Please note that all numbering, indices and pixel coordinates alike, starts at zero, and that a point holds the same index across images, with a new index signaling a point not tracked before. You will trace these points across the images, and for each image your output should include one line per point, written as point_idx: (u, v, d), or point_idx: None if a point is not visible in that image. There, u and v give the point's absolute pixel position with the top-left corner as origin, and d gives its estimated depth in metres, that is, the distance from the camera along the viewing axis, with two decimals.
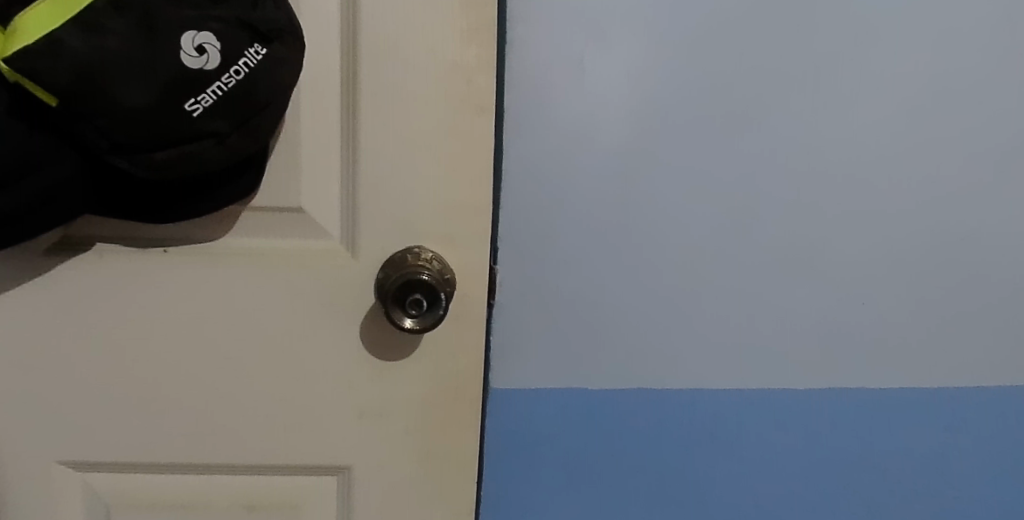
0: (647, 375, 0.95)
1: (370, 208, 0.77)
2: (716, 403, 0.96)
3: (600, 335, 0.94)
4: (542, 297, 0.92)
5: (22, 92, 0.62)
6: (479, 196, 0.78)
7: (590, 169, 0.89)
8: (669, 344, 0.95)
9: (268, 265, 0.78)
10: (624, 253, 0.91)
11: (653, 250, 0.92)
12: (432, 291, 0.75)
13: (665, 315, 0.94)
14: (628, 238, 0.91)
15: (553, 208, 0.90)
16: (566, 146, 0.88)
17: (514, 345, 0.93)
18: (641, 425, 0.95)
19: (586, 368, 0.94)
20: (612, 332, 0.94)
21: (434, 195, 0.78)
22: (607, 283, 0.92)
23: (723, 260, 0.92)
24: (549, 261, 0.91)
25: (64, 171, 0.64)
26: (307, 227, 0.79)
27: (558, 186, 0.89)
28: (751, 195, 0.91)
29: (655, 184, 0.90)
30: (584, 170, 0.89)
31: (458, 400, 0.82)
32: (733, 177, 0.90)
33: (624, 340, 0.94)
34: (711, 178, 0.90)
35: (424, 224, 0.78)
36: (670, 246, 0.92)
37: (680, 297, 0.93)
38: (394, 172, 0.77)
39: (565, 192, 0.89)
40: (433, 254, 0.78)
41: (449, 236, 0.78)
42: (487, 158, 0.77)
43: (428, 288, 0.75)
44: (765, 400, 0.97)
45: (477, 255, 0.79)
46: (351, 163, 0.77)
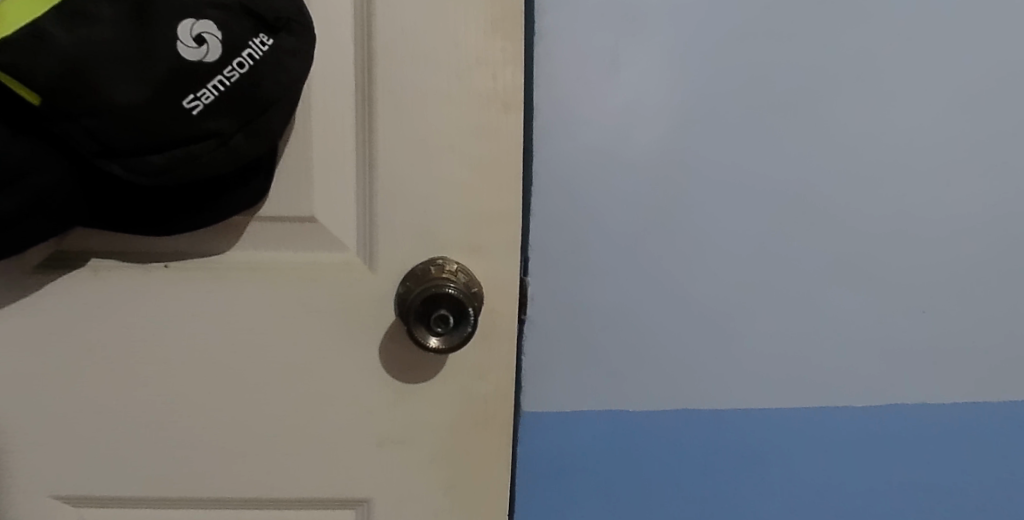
0: (692, 397, 0.87)
1: (389, 216, 0.71)
2: (765, 424, 0.88)
3: (642, 353, 0.86)
4: (578, 312, 0.84)
5: (4, 91, 0.56)
6: (508, 202, 0.71)
7: (628, 171, 0.82)
8: (717, 361, 0.86)
9: (279, 280, 0.72)
10: (664, 263, 0.84)
11: (697, 260, 0.84)
12: (459, 306, 0.68)
13: (710, 330, 0.86)
14: (670, 247, 0.83)
15: (588, 215, 0.82)
16: (601, 147, 0.81)
17: (547, 365, 0.85)
18: (683, 450, 0.88)
19: (626, 389, 0.87)
20: (655, 349, 0.86)
21: (458, 201, 0.71)
22: (649, 296, 0.84)
23: (772, 269, 0.85)
24: (585, 273, 0.83)
25: (51, 179, 0.58)
26: (320, 238, 0.72)
27: (593, 191, 0.82)
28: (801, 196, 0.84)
29: (698, 186, 0.82)
30: (621, 173, 0.82)
31: (488, 426, 0.75)
32: (782, 177, 0.83)
33: (667, 359, 0.86)
34: (757, 179, 0.83)
35: (448, 232, 0.71)
36: (715, 256, 0.84)
37: (727, 309, 0.85)
38: (414, 177, 0.70)
39: (601, 198, 0.82)
40: (458, 265, 0.71)
41: (475, 247, 0.72)
42: (516, 160, 0.71)
43: (455, 303, 0.68)
44: (820, 420, 0.89)
45: (506, 267, 0.72)
46: (367, 168, 0.70)
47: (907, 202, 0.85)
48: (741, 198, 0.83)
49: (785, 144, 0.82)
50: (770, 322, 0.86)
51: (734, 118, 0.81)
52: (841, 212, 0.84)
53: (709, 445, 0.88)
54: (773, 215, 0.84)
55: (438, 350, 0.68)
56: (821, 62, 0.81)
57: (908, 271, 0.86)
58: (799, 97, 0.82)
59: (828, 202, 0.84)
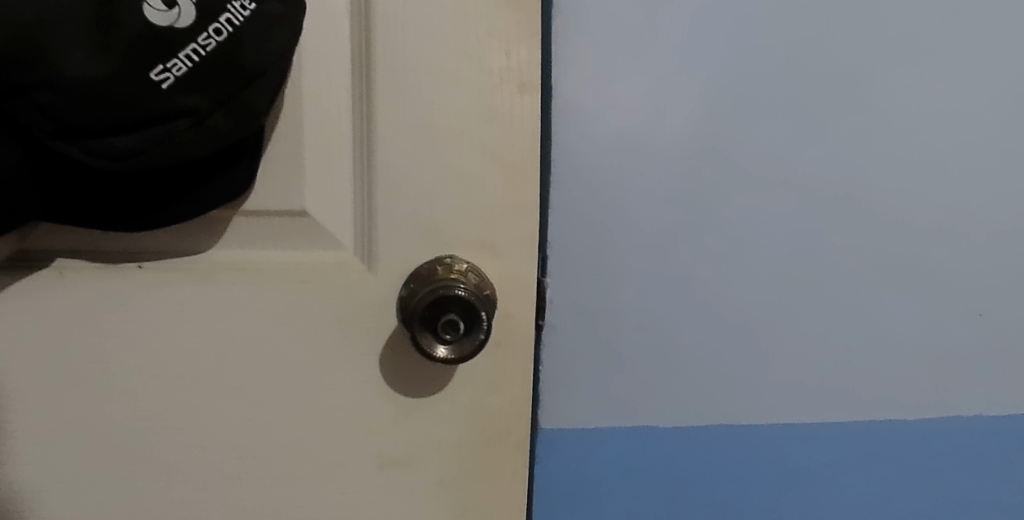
0: (728, 410, 0.79)
1: (390, 209, 0.63)
2: (807, 438, 0.80)
3: (672, 362, 0.78)
4: (602, 317, 0.76)
5: None
6: (525, 194, 0.63)
7: (657, 161, 0.74)
8: (754, 371, 0.78)
9: (268, 282, 0.64)
10: (698, 263, 0.76)
11: (733, 259, 0.76)
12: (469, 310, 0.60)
13: (747, 336, 0.78)
14: (704, 245, 0.75)
15: (613, 209, 0.74)
16: (626, 133, 0.73)
17: (567, 376, 0.77)
18: (717, 470, 0.80)
19: (655, 402, 0.78)
20: (687, 359, 0.78)
21: (469, 193, 0.63)
22: (680, 299, 0.76)
23: (815, 269, 0.77)
24: (609, 273, 0.75)
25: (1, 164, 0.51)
26: (313, 234, 0.64)
27: (619, 183, 0.74)
28: (846, 186, 0.76)
29: (734, 177, 0.74)
30: (649, 163, 0.73)
31: (502, 445, 0.67)
32: (826, 164, 0.75)
33: (699, 370, 0.78)
34: (799, 169, 0.75)
35: (457, 228, 0.63)
36: (753, 255, 0.76)
37: (766, 314, 0.77)
38: (418, 165, 0.62)
39: (627, 190, 0.74)
40: (468, 264, 0.63)
41: (487, 244, 0.64)
42: (533, 147, 0.63)
43: (466, 307, 0.60)
44: (868, 434, 0.81)
45: (522, 267, 0.64)
46: (365, 155, 0.63)
47: (963, 194, 0.77)
48: (780, 191, 0.75)
49: (829, 129, 0.74)
50: (813, 328, 0.78)
51: (772, 100, 0.73)
52: (890, 204, 0.76)
53: (746, 463, 0.80)
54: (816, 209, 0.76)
55: (446, 360, 0.61)
56: (868, 36, 0.73)
57: (964, 269, 0.78)
58: (844, 76, 0.74)
59: (876, 193, 0.76)
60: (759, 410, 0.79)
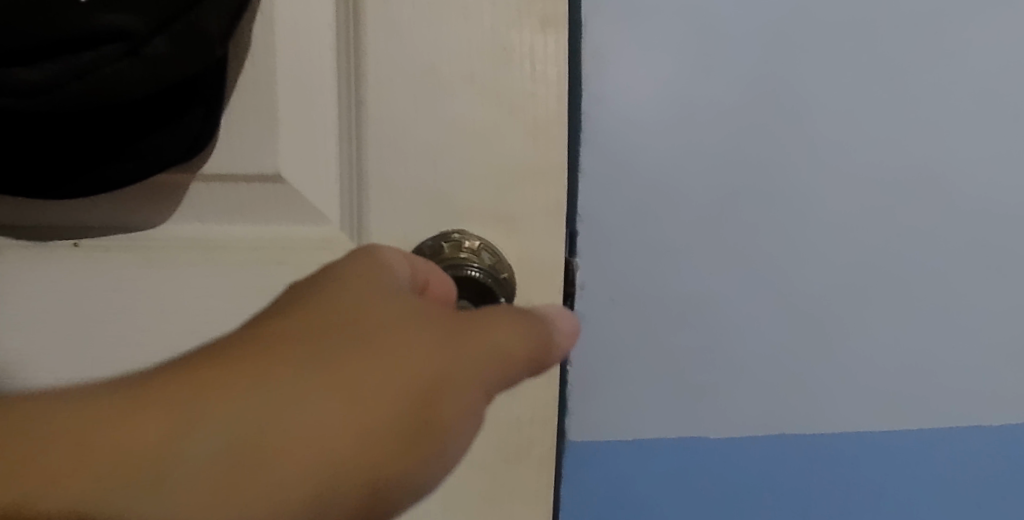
0: (788, 417, 0.66)
1: (383, 173, 0.51)
2: (886, 451, 0.67)
3: (724, 360, 0.65)
4: (641, 308, 0.64)
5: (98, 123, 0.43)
6: (552, 154, 0.51)
7: (706, 119, 0.61)
8: (820, 371, 0.66)
9: (232, 263, 0.52)
10: (755, 242, 0.63)
11: (796, 239, 0.63)
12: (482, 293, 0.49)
13: (811, 331, 0.65)
14: (762, 221, 0.62)
15: (654, 178, 0.62)
16: (670, 87, 0.60)
17: (601, 375, 0.66)
18: (775, 489, 0.67)
19: (702, 407, 0.66)
20: (741, 355, 0.65)
21: (484, 152, 0.51)
22: (734, 285, 0.64)
23: (895, 251, 0.63)
24: (650, 255, 0.63)
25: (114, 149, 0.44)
26: (289, 204, 0.51)
27: (662, 146, 0.61)
28: (934, 152, 0.61)
29: (796, 141, 0.61)
30: (697, 122, 0.61)
31: (524, 461, 0.55)
32: (909, 125, 0.61)
33: (755, 370, 0.65)
34: (875, 129, 0.61)
35: (467, 197, 0.51)
36: (821, 233, 0.63)
37: (834, 305, 0.64)
38: (419, 118, 0.50)
39: (671, 155, 0.61)
40: (481, 242, 0.51)
41: (505, 216, 0.51)
42: (560, 96, 0.50)
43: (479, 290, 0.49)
44: (960, 446, 0.67)
45: (548, 243, 0.52)
46: (354, 105, 0.50)
47: None
48: (855, 158, 0.61)
49: (912, 81, 0.60)
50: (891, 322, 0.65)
51: (841, 46, 0.60)
52: (990, 172, 0.62)
53: (810, 481, 0.67)
54: (898, 179, 0.62)
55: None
56: None
57: None
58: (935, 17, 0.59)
59: (973, 158, 0.61)
60: (824, 418, 0.67)
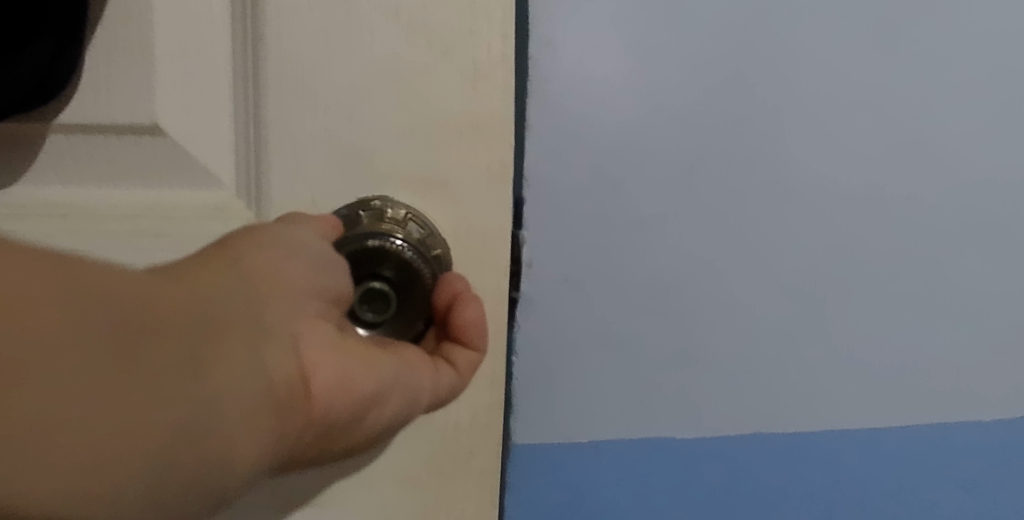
0: (771, 413, 0.58)
1: (285, 123, 0.41)
2: (882, 456, 0.59)
3: (693, 350, 0.57)
4: (598, 288, 0.56)
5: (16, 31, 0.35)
6: (496, 104, 0.42)
7: (675, 70, 0.52)
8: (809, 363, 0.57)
9: (99, 236, 0.41)
10: (733, 215, 0.55)
11: (784, 210, 0.55)
12: (401, 273, 0.39)
13: (801, 312, 0.56)
14: (739, 190, 0.54)
15: (612, 141, 0.53)
16: (626, 33, 0.52)
17: (551, 368, 0.57)
18: (763, 495, 0.59)
19: (668, 403, 0.58)
20: (711, 344, 0.57)
21: (411, 99, 0.41)
22: (707, 265, 0.55)
23: (896, 224, 0.55)
24: (610, 227, 0.55)
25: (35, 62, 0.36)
26: (173, 163, 0.42)
27: (624, 101, 0.53)
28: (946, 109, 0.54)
29: (786, 97, 0.53)
30: (664, 72, 0.52)
31: (462, 477, 0.46)
32: (911, 80, 0.53)
33: (731, 363, 0.57)
34: (878, 84, 0.53)
35: (392, 157, 0.42)
36: (810, 206, 0.55)
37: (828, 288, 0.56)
38: (330, 58, 0.41)
39: (633, 111, 0.53)
40: (409, 211, 0.42)
41: (438, 180, 0.42)
42: (507, 33, 0.41)
43: (396, 270, 0.39)
44: (965, 444, 0.60)
45: (491, 214, 0.43)
46: (249, 41, 0.41)
47: None
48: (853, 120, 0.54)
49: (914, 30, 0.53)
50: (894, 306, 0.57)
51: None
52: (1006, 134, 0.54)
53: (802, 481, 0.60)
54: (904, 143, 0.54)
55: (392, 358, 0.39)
56: None
57: None
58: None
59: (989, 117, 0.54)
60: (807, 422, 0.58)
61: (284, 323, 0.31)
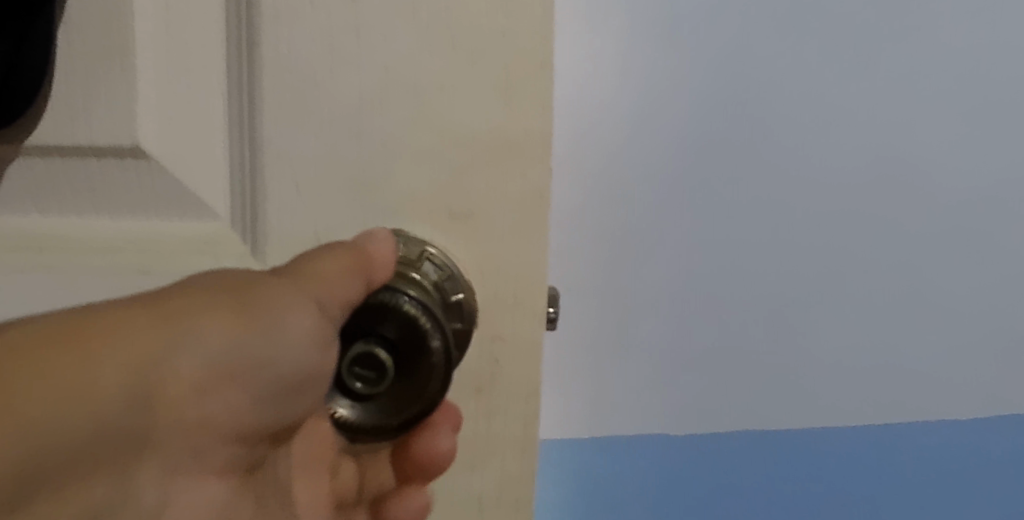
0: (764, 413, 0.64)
1: (282, 143, 0.35)
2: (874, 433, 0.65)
3: (684, 366, 0.62)
4: (609, 307, 0.61)
5: None
6: (531, 120, 0.35)
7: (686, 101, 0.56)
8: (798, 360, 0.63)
9: (75, 269, 0.37)
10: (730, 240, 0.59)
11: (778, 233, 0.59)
12: (410, 362, 0.32)
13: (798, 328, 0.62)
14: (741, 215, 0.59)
15: (608, 163, 0.57)
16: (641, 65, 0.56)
17: (577, 373, 0.63)
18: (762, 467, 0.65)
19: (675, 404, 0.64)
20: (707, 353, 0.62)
21: (429, 117, 0.35)
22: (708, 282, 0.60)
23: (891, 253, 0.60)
24: (623, 249, 0.59)
25: None
26: (157, 188, 0.36)
27: (619, 140, 0.57)
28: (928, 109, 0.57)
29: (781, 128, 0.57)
30: (647, 104, 0.56)
31: None
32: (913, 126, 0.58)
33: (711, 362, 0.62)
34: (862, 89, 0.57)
35: (407, 181, 0.35)
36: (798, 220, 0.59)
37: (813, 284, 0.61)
38: (334, 65, 0.34)
39: (622, 139, 0.57)
40: (428, 247, 0.35)
41: (462, 209, 0.35)
42: (548, 35, 0.34)
43: (404, 355, 0.32)
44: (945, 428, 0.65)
45: (525, 250, 0.35)
46: (244, 47, 0.35)
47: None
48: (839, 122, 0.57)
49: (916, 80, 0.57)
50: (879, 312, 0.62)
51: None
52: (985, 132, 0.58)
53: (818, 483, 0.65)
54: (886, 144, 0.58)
55: (349, 428, 0.34)
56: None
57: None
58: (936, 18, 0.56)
59: (970, 119, 0.58)
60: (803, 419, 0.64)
61: (160, 479, 0.32)
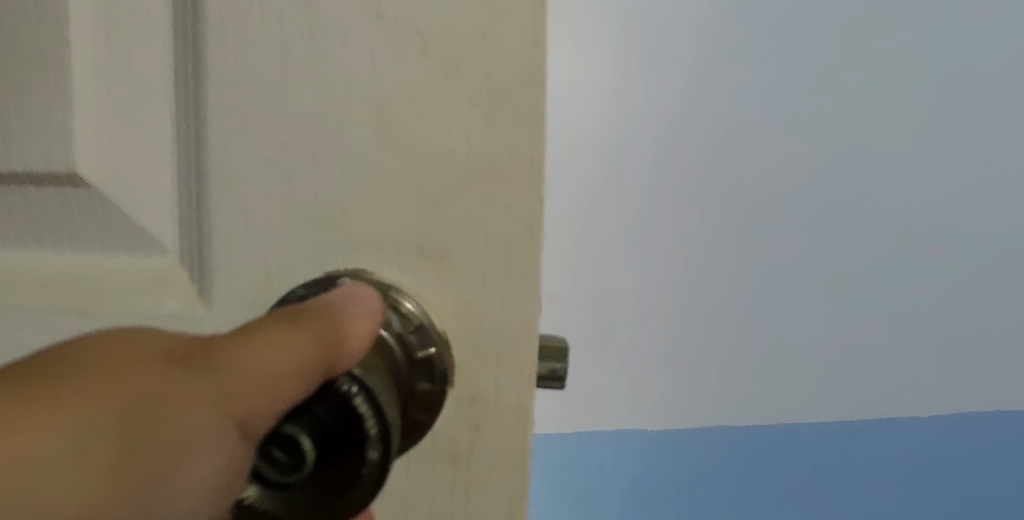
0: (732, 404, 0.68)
1: (230, 167, 0.30)
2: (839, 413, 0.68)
3: (665, 363, 0.68)
4: (592, 309, 0.67)
5: None
6: (516, 140, 0.29)
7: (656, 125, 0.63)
8: (779, 343, 0.66)
9: (14, 306, 0.33)
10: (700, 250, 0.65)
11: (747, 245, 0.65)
12: (337, 464, 0.25)
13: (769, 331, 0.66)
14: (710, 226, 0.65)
15: (581, 174, 0.64)
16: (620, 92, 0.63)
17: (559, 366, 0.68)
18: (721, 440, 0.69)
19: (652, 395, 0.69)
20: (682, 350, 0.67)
21: (399, 137, 0.29)
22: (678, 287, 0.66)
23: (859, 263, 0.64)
24: (605, 255, 0.66)
25: None
26: (100, 220, 0.32)
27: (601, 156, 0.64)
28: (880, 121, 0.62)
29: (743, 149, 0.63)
30: (611, 124, 0.64)
31: None
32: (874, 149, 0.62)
33: (688, 354, 0.67)
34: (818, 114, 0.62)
35: (372, 212, 0.30)
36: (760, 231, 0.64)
37: (785, 278, 0.65)
38: (287, 76, 0.29)
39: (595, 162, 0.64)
40: (396, 290, 0.30)
41: (436, 246, 0.30)
42: (538, 38, 0.28)
43: (331, 459, 0.25)
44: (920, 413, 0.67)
45: (510, 293, 0.30)
46: (190, 57, 0.30)
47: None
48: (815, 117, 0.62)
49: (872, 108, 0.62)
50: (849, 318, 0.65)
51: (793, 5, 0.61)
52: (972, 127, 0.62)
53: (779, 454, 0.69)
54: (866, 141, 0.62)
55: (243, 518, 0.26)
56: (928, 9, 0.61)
57: None
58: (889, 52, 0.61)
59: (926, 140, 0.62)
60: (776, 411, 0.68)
61: None
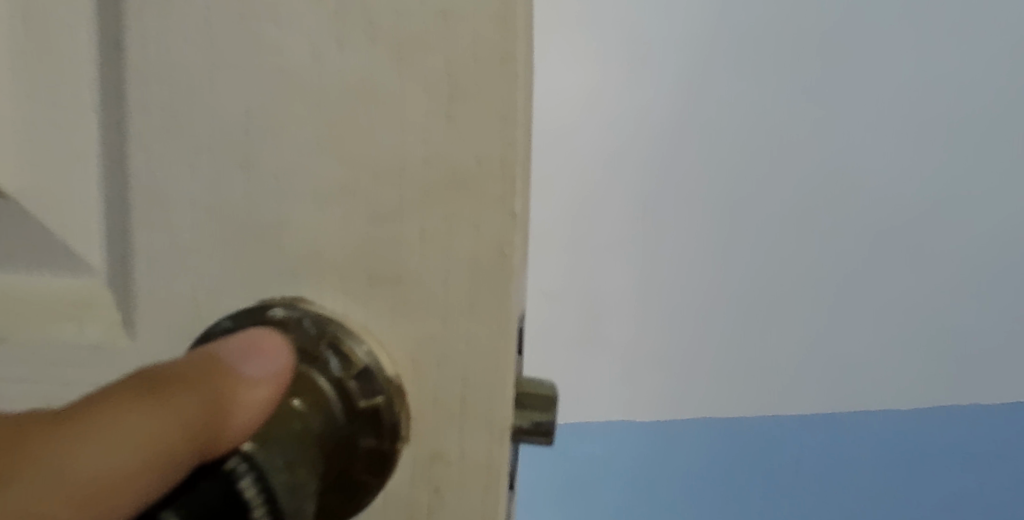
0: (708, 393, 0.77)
1: (154, 178, 0.25)
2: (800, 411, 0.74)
3: (653, 355, 0.77)
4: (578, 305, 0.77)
5: None
6: (488, 145, 0.24)
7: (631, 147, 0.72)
8: (750, 337, 0.74)
9: None
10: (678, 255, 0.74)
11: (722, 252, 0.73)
12: None
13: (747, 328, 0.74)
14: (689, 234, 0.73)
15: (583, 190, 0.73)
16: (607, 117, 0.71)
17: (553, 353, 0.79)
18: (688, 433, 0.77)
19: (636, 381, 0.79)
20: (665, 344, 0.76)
21: (347, 140, 0.24)
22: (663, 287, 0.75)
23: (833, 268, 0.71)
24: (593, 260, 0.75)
25: None
26: (19, 238, 0.28)
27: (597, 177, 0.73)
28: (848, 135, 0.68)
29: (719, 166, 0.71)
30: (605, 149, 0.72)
31: None
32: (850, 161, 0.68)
33: (666, 347, 0.76)
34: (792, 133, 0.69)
35: (316, 231, 0.25)
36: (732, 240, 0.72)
37: (755, 278, 0.73)
38: (217, 69, 0.25)
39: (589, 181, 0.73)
40: (341, 324, 0.25)
41: (391, 271, 0.25)
42: (512, 16, 0.23)
43: None
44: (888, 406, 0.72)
45: (478, 331, 0.24)
46: (110, 47, 0.25)
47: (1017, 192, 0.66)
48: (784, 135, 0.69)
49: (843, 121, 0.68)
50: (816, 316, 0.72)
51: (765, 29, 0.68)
52: (956, 127, 0.67)
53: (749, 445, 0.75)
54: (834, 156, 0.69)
55: None
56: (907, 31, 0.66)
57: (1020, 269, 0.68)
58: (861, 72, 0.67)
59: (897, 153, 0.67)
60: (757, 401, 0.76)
61: None
